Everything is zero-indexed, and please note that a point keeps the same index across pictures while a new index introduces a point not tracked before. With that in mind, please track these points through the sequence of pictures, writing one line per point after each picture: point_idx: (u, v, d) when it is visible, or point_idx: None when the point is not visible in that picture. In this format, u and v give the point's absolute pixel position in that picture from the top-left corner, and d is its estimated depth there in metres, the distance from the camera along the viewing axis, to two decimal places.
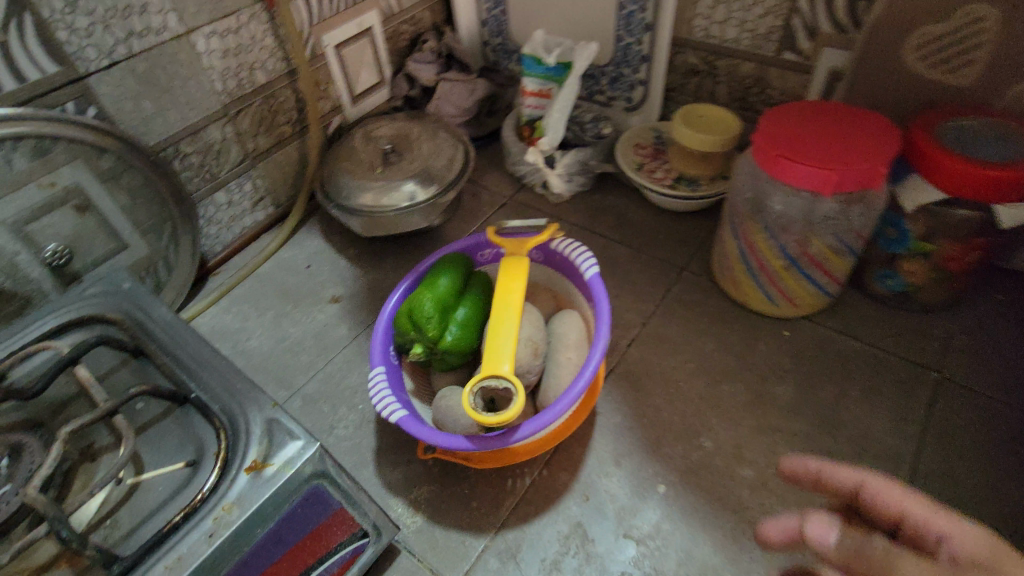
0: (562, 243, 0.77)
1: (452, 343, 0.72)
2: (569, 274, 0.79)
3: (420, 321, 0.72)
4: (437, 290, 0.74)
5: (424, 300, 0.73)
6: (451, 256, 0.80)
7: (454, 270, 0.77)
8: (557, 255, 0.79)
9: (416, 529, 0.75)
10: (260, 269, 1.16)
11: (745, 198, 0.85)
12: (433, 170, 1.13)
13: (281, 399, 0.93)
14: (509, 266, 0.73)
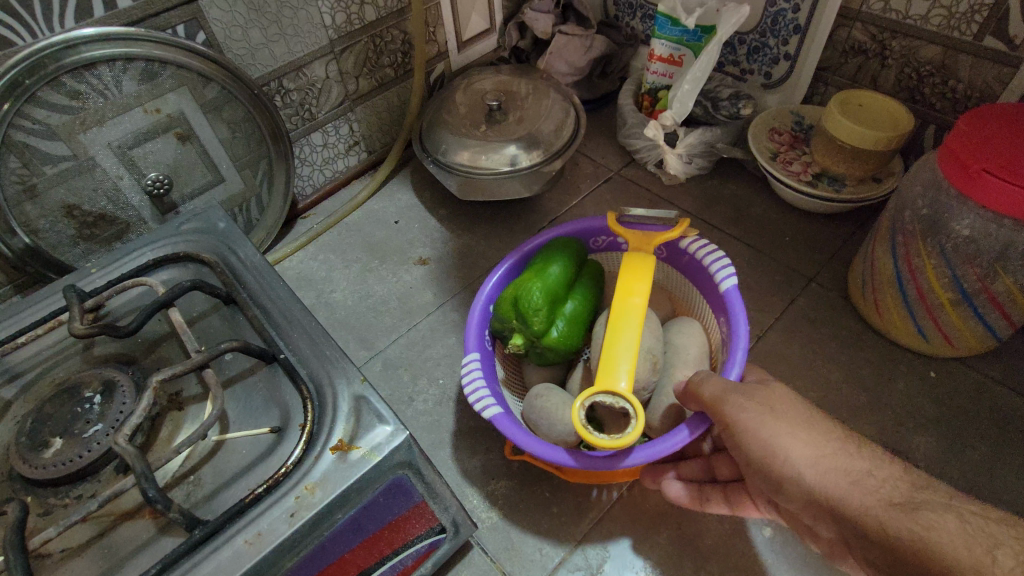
0: (696, 244, 0.69)
1: (556, 342, 0.65)
2: (696, 280, 0.71)
3: (525, 312, 0.65)
4: (546, 279, 0.67)
5: (533, 290, 0.65)
6: (561, 241, 0.72)
7: (566, 258, 0.69)
8: (685, 257, 0.71)
9: (491, 526, 0.71)
10: (349, 218, 1.12)
11: (920, 213, 0.71)
12: (540, 134, 1.04)
13: (361, 361, 0.89)
14: (633, 264, 0.64)
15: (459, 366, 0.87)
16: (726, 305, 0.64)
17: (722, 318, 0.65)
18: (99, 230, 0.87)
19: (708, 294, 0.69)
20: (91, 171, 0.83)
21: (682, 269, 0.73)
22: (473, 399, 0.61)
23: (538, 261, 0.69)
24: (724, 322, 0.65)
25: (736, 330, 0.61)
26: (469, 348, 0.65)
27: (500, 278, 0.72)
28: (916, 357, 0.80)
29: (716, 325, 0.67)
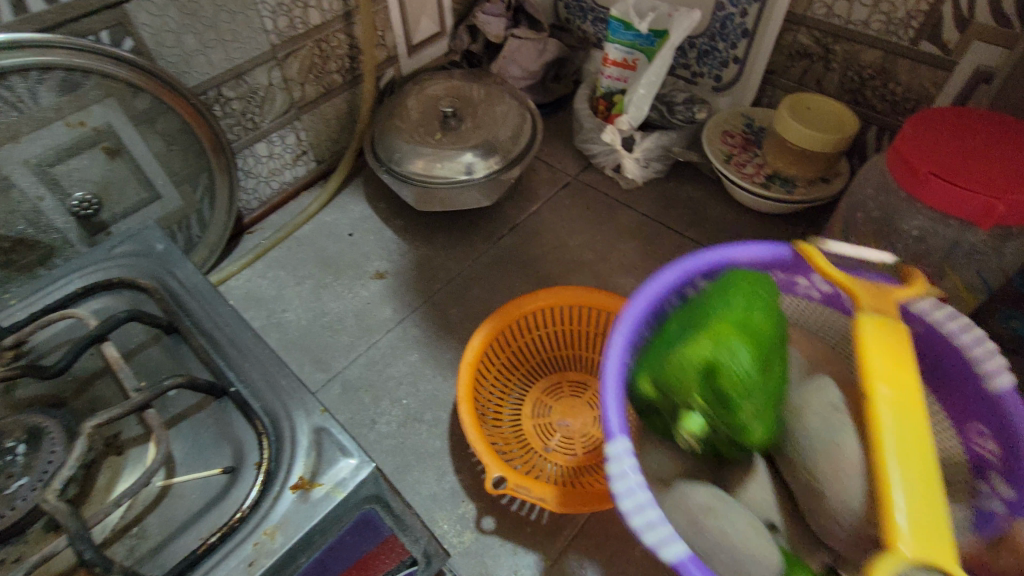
0: (947, 316, 0.49)
1: (749, 432, 0.46)
2: (932, 360, 0.53)
3: (726, 388, 0.45)
4: (751, 342, 0.46)
5: (740, 356, 0.45)
6: (741, 276, 0.51)
7: (753, 301, 0.49)
8: (937, 344, 0.51)
9: (463, 552, 0.68)
10: (300, 232, 1.07)
11: (871, 214, 0.73)
12: (496, 141, 1.02)
13: (319, 383, 0.85)
14: (869, 342, 0.45)
15: (423, 383, 0.84)
16: (998, 416, 0.47)
17: (976, 424, 0.50)
18: (19, 255, 0.80)
19: (949, 389, 0.52)
20: (7, 192, 0.75)
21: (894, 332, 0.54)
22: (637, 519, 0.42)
23: (708, 310, 0.48)
24: (987, 432, 0.49)
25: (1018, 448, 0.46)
26: (613, 430, 0.46)
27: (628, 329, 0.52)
28: None
29: (958, 434, 0.51)
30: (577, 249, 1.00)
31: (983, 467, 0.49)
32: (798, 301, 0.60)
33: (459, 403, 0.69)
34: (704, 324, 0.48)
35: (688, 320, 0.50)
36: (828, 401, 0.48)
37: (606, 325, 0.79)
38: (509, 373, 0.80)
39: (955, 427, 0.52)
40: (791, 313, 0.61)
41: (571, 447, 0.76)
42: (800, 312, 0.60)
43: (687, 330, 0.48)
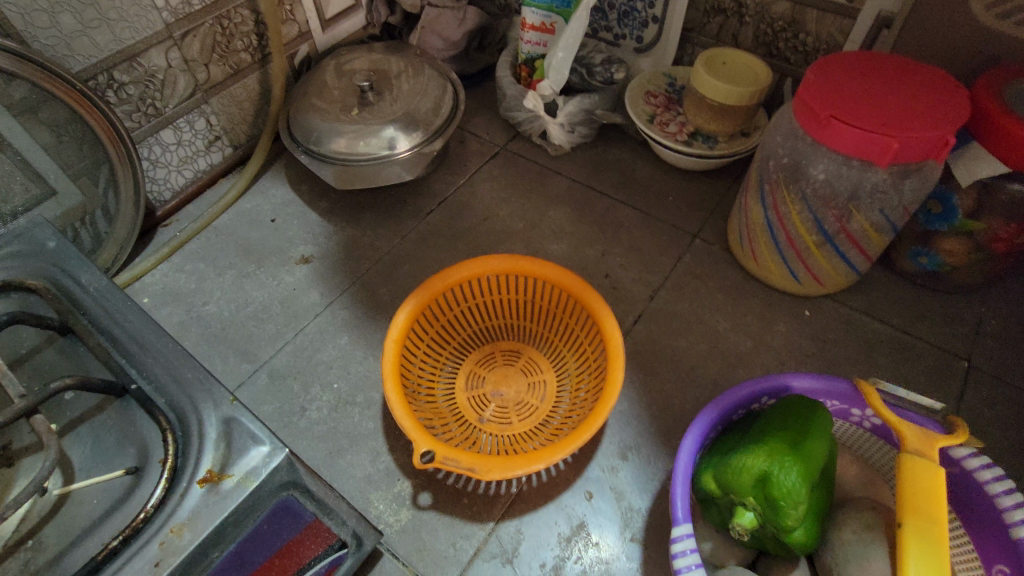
0: (981, 463, 0.53)
1: (799, 534, 0.53)
2: (963, 500, 0.56)
3: (776, 498, 0.52)
4: (801, 458, 0.54)
5: (791, 474, 0.52)
6: (799, 402, 0.58)
7: (807, 423, 0.56)
8: (953, 468, 0.56)
9: (400, 529, 0.67)
10: (219, 221, 1.02)
11: (782, 161, 0.74)
12: (417, 114, 0.99)
13: (245, 375, 0.82)
14: (909, 476, 0.50)
15: (354, 366, 0.82)
16: (1011, 564, 0.50)
17: (994, 563, 0.52)
18: None
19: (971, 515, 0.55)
20: None
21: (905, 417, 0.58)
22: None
23: (773, 434, 0.56)
24: (1007, 570, 0.50)
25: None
26: (679, 517, 0.53)
27: (700, 435, 0.59)
28: (792, 299, 0.85)
29: (984, 564, 0.53)
30: (507, 219, 0.99)
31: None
32: (849, 428, 0.63)
33: (385, 382, 0.68)
34: (771, 438, 0.55)
35: (763, 430, 0.57)
36: (862, 521, 0.54)
37: (533, 292, 0.78)
38: (440, 348, 0.79)
39: (983, 564, 0.53)
40: (844, 436, 0.64)
41: (506, 416, 0.75)
42: (851, 436, 0.64)
43: (749, 445, 0.56)
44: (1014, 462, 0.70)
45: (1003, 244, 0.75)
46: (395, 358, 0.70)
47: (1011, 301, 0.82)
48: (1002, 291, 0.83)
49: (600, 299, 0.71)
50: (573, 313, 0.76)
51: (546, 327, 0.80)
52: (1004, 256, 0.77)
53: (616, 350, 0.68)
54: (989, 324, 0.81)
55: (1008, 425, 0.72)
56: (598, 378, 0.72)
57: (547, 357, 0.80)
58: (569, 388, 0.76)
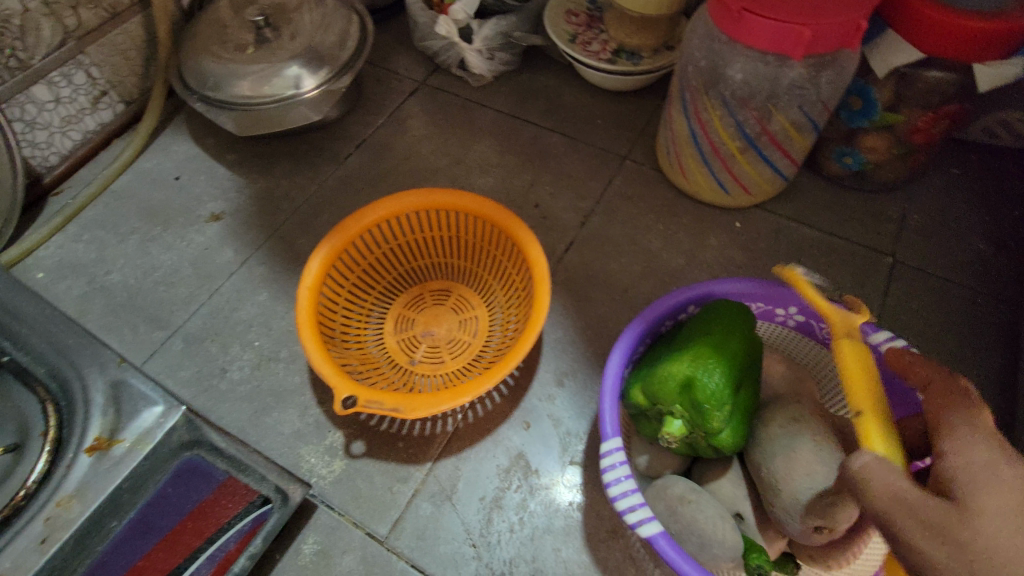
0: (899, 347, 0.54)
1: (725, 433, 0.52)
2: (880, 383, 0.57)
3: (699, 399, 0.51)
4: (725, 359, 0.53)
5: (713, 374, 0.51)
6: (723, 305, 0.56)
7: (731, 324, 0.55)
8: (872, 354, 0.56)
9: (334, 480, 0.65)
10: (116, 184, 0.93)
11: (699, 65, 0.71)
12: (321, 48, 0.91)
13: (158, 343, 0.77)
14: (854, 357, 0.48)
15: (275, 322, 0.77)
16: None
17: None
18: None
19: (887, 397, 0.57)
20: None
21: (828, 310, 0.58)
22: (623, 502, 0.48)
23: (698, 338, 0.54)
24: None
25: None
26: (607, 431, 0.52)
27: (627, 349, 0.57)
28: (722, 212, 0.83)
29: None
30: (430, 157, 0.94)
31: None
32: (775, 328, 0.64)
33: (301, 332, 0.63)
34: (694, 342, 0.54)
35: (686, 336, 0.56)
36: (788, 415, 0.54)
37: (456, 226, 0.74)
38: (365, 294, 0.75)
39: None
40: (769, 336, 0.65)
41: (438, 356, 0.73)
42: (775, 336, 0.65)
43: (673, 351, 0.55)
44: (938, 349, 0.71)
45: (921, 135, 0.75)
46: (311, 307, 0.65)
47: (934, 194, 0.83)
48: (925, 186, 0.84)
49: (521, 224, 0.68)
50: (498, 244, 0.73)
51: (474, 263, 0.77)
52: (923, 148, 0.77)
53: (541, 276, 0.65)
54: (913, 219, 0.81)
55: (932, 315, 0.73)
56: (526, 307, 0.69)
57: (478, 292, 0.77)
58: (501, 321, 0.74)
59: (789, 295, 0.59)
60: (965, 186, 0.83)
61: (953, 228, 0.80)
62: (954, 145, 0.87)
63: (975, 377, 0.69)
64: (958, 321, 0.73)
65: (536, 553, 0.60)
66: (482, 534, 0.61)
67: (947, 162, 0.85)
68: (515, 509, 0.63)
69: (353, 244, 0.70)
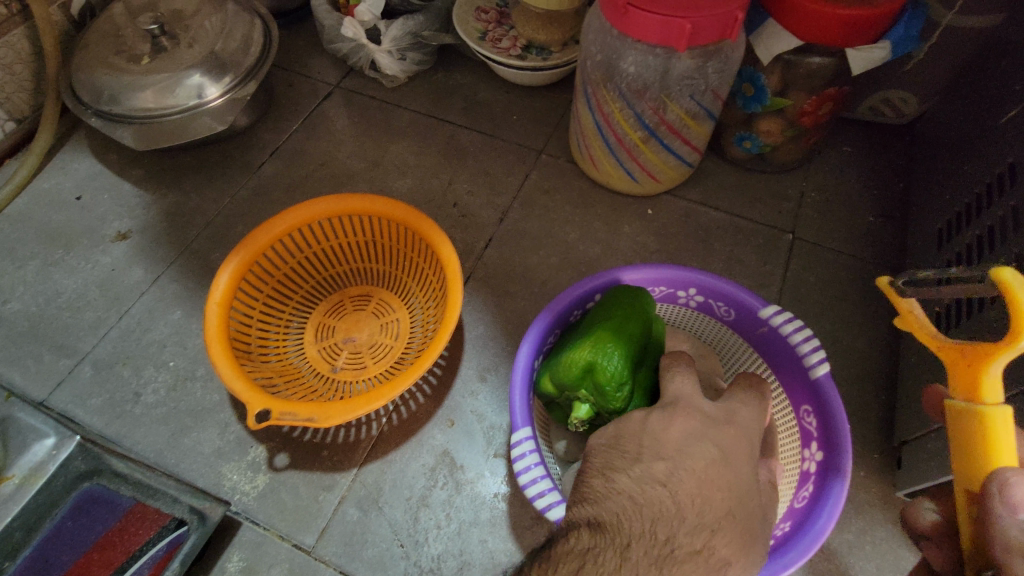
0: (785, 321, 0.57)
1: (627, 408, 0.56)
2: (771, 354, 0.61)
3: (601, 384, 0.54)
4: (623, 342, 0.55)
5: (613, 359, 0.54)
6: (622, 289, 0.59)
7: (629, 308, 0.57)
8: (763, 328, 0.60)
9: (258, 495, 0.64)
10: (11, 208, 0.88)
11: (596, 60, 0.73)
12: (223, 55, 0.88)
13: (65, 372, 0.73)
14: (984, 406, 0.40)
15: (190, 340, 0.75)
16: (814, 401, 0.56)
17: (802, 406, 0.57)
18: None
19: (779, 367, 0.60)
20: None
21: (723, 289, 0.61)
22: (531, 489, 0.50)
23: (599, 324, 0.57)
24: (811, 409, 0.56)
25: (828, 414, 0.54)
26: (517, 423, 0.53)
27: (535, 339, 0.59)
28: (635, 200, 0.86)
29: (794, 408, 0.59)
30: (347, 161, 0.93)
31: (810, 435, 0.56)
32: (679, 309, 0.67)
33: (209, 348, 0.62)
34: (594, 328, 0.56)
35: (589, 323, 0.58)
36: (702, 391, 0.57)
37: (369, 229, 0.74)
38: (281, 304, 0.74)
39: (792, 408, 0.59)
40: (675, 316, 0.68)
41: (360, 362, 0.73)
42: (680, 315, 0.68)
43: (577, 339, 0.57)
44: (834, 318, 0.76)
45: (810, 117, 0.79)
46: (220, 324, 0.64)
47: (828, 172, 0.88)
48: (819, 165, 0.89)
49: (431, 224, 0.68)
50: (413, 245, 0.73)
51: (391, 265, 0.77)
52: (813, 129, 0.82)
53: (452, 274, 0.66)
54: (810, 197, 0.86)
55: (828, 285, 0.78)
56: (443, 306, 0.70)
57: (397, 294, 0.77)
58: (421, 322, 0.74)
59: (687, 277, 0.62)
60: (854, 162, 0.89)
61: (845, 203, 0.85)
62: (844, 124, 0.92)
63: (867, 341, 0.74)
64: (852, 290, 0.78)
65: (463, 546, 0.61)
66: (410, 534, 0.62)
67: (838, 140, 0.91)
68: (442, 506, 0.63)
69: (261, 255, 0.69)
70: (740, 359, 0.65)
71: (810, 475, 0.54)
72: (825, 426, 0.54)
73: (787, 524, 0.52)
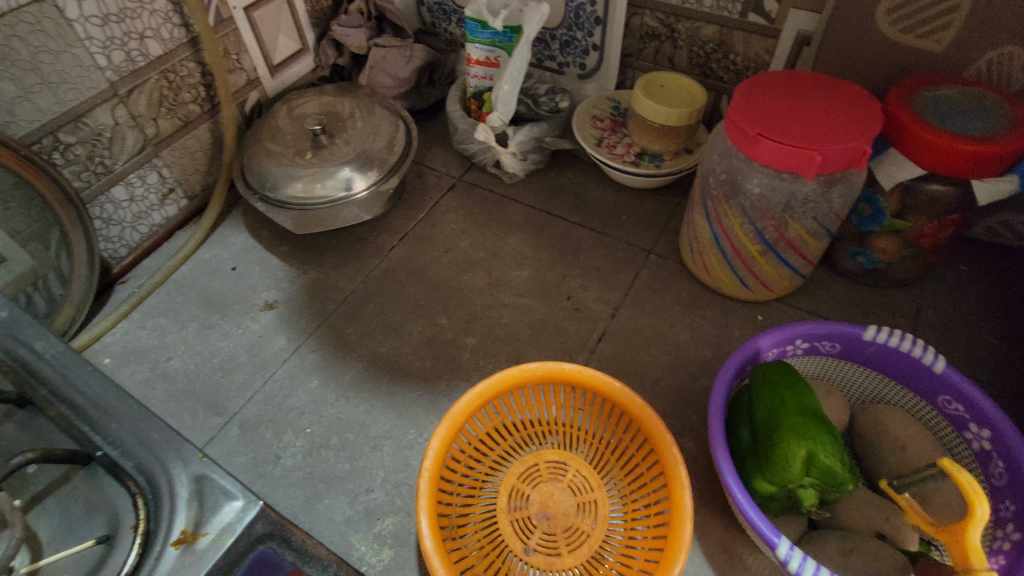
0: (888, 335, 0.66)
1: (851, 480, 0.56)
2: (886, 367, 0.68)
3: (825, 467, 0.55)
4: (819, 427, 0.57)
5: (820, 440, 0.56)
6: (762, 375, 0.63)
7: (790, 390, 0.61)
8: (873, 348, 0.67)
9: (383, 568, 0.69)
10: (177, 273, 1.00)
11: (720, 177, 0.79)
12: (372, 152, 1.00)
13: (215, 429, 0.81)
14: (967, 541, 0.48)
15: (326, 409, 0.82)
16: (949, 389, 0.63)
17: (939, 396, 0.65)
18: None
19: (895, 371, 0.67)
20: None
21: (828, 330, 0.68)
22: None
23: (778, 419, 0.59)
24: (951, 398, 0.63)
25: (969, 398, 0.61)
26: (773, 539, 0.52)
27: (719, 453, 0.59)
28: (745, 305, 0.89)
29: (930, 402, 0.66)
30: (468, 249, 1.01)
31: (985, 453, 0.61)
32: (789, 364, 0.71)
33: (419, 518, 0.61)
34: (781, 417, 0.59)
35: (765, 415, 0.60)
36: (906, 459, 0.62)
37: (574, 401, 0.75)
38: (480, 461, 0.74)
39: (928, 400, 0.66)
40: None
41: (553, 547, 0.69)
42: None
43: (770, 436, 0.58)
44: None
45: (928, 239, 0.81)
46: (431, 490, 0.63)
47: (945, 290, 0.88)
48: (936, 282, 0.89)
49: (651, 411, 0.68)
50: (622, 426, 0.72)
51: (597, 437, 0.75)
52: (931, 249, 0.83)
53: (677, 476, 0.64)
54: (927, 314, 0.86)
55: None
56: (658, 506, 0.67)
57: (593, 471, 0.74)
58: (621, 510, 0.71)
59: (794, 333, 0.67)
60: (973, 281, 0.89)
61: (965, 322, 0.85)
62: (960, 242, 0.93)
63: None
64: None
65: None
66: None
67: (954, 258, 0.92)
68: None
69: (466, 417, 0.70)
70: (860, 384, 0.71)
71: (988, 454, 0.60)
72: (973, 409, 0.61)
73: (1009, 510, 0.57)
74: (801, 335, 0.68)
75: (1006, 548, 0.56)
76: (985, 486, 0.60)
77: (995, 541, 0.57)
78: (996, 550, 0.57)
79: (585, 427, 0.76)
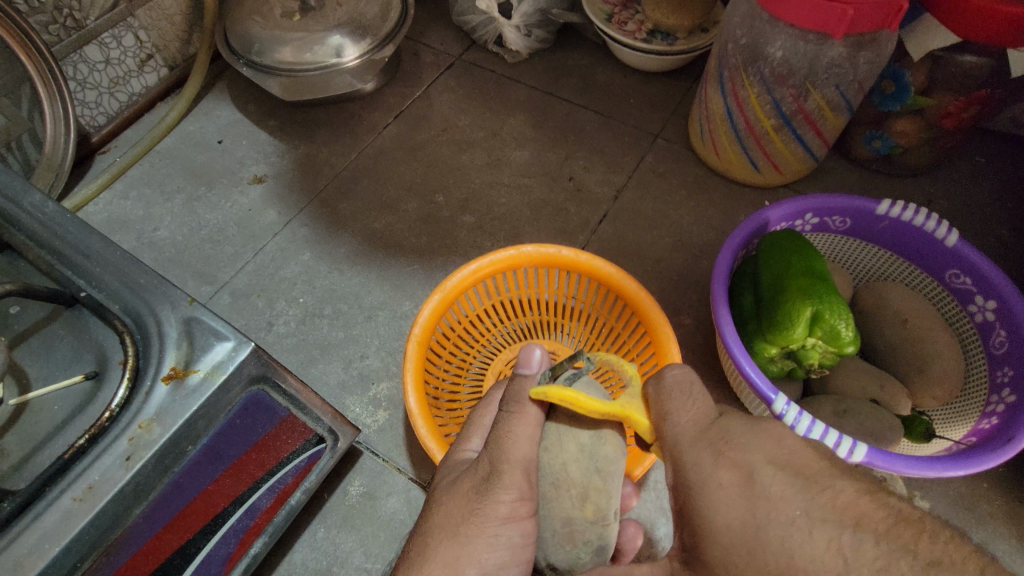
0: (901, 208, 0.63)
1: (853, 343, 0.56)
2: (896, 244, 0.66)
3: (829, 327, 0.55)
4: (827, 289, 0.56)
5: (825, 299, 0.55)
6: (769, 242, 0.61)
7: (801, 253, 0.59)
8: (884, 223, 0.65)
9: (378, 428, 0.70)
10: (161, 145, 0.95)
11: (739, 43, 0.73)
12: (365, 18, 0.92)
13: (206, 297, 0.80)
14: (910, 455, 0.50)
15: (319, 280, 0.80)
16: (958, 262, 0.61)
17: (947, 271, 0.63)
18: None
19: (903, 248, 0.66)
20: None
21: (839, 204, 0.65)
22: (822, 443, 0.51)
23: (786, 281, 0.57)
24: (959, 272, 0.62)
25: (978, 269, 0.60)
26: (769, 394, 0.52)
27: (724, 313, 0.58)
28: (753, 191, 0.86)
29: (938, 278, 0.64)
30: (467, 128, 0.96)
31: (988, 324, 0.60)
32: None
33: (405, 392, 0.60)
34: (788, 280, 0.57)
35: (772, 278, 0.59)
36: (900, 325, 0.62)
37: (567, 288, 0.71)
38: (469, 345, 0.72)
39: (935, 277, 0.64)
40: None
41: None
42: None
43: (776, 298, 0.57)
44: None
45: (951, 119, 0.77)
46: (417, 363, 0.62)
47: (958, 180, 0.85)
48: (950, 173, 0.86)
49: (651, 300, 0.64)
50: (618, 316, 0.69)
51: (592, 327, 0.72)
52: (952, 133, 0.79)
53: (672, 360, 0.62)
54: (937, 204, 0.84)
55: None
56: None
57: None
58: None
59: (805, 206, 0.65)
60: (988, 173, 0.86)
61: (975, 212, 0.83)
62: (979, 134, 0.89)
63: None
64: None
65: None
66: None
67: (972, 149, 0.88)
68: None
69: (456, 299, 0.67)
70: (866, 263, 0.70)
71: (991, 325, 0.59)
72: (981, 282, 0.60)
73: (1006, 371, 0.57)
74: (812, 210, 0.65)
75: (999, 410, 0.55)
76: (984, 355, 0.60)
77: (990, 405, 0.57)
78: (989, 414, 0.56)
79: (580, 317, 0.73)
